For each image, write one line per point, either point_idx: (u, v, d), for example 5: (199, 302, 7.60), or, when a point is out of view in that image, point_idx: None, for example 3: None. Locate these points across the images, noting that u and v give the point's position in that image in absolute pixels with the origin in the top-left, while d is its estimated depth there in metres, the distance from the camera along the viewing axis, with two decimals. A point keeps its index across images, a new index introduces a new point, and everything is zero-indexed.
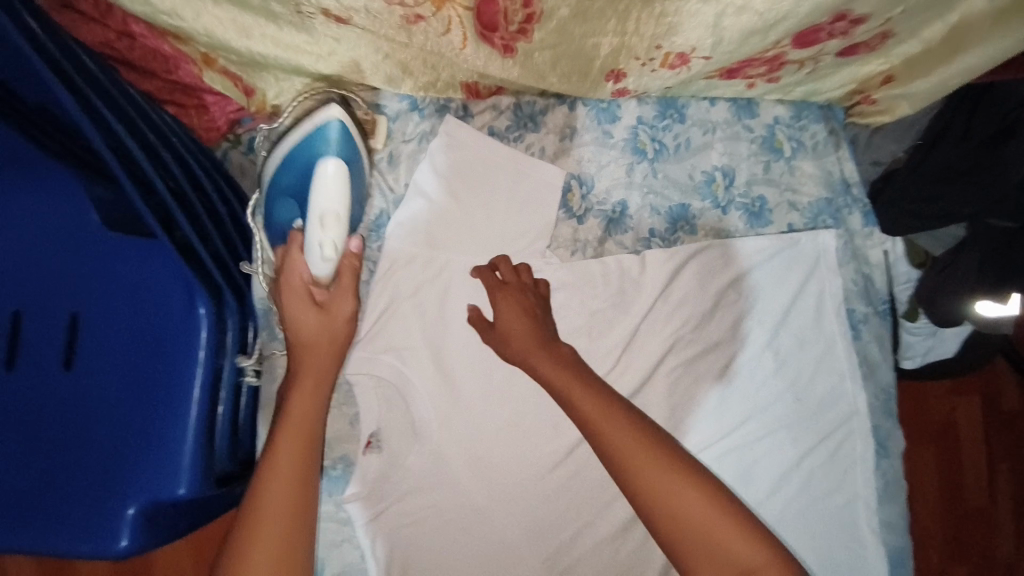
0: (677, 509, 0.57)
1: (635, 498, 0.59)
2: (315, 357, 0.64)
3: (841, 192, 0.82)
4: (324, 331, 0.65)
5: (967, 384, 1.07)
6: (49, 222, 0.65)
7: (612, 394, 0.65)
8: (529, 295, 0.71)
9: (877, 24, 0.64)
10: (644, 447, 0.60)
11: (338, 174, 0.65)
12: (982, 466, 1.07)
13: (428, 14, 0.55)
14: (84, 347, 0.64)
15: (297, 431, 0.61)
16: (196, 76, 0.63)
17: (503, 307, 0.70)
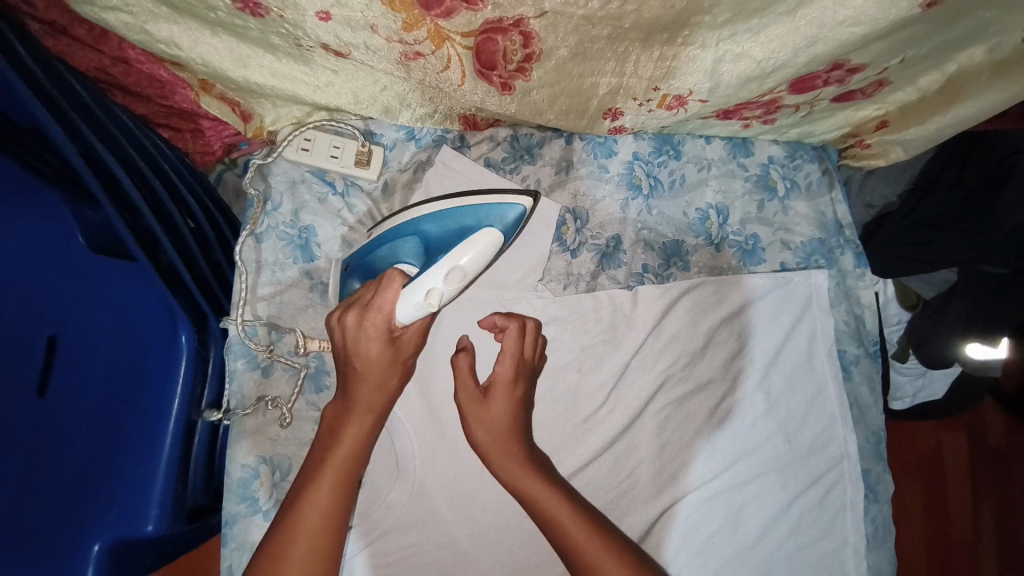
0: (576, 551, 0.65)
1: (560, 543, 0.66)
2: (364, 399, 0.63)
3: (834, 233, 0.82)
4: (379, 373, 0.63)
5: (952, 426, 1.07)
6: (31, 242, 0.63)
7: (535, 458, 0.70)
8: (527, 372, 0.73)
9: (873, 73, 0.65)
10: (587, 534, 0.65)
11: (487, 254, 0.59)
12: (968, 510, 1.06)
13: (428, 52, 0.54)
14: (59, 373, 0.63)
15: (336, 475, 0.61)
16: (193, 101, 0.63)
17: (499, 371, 0.72)
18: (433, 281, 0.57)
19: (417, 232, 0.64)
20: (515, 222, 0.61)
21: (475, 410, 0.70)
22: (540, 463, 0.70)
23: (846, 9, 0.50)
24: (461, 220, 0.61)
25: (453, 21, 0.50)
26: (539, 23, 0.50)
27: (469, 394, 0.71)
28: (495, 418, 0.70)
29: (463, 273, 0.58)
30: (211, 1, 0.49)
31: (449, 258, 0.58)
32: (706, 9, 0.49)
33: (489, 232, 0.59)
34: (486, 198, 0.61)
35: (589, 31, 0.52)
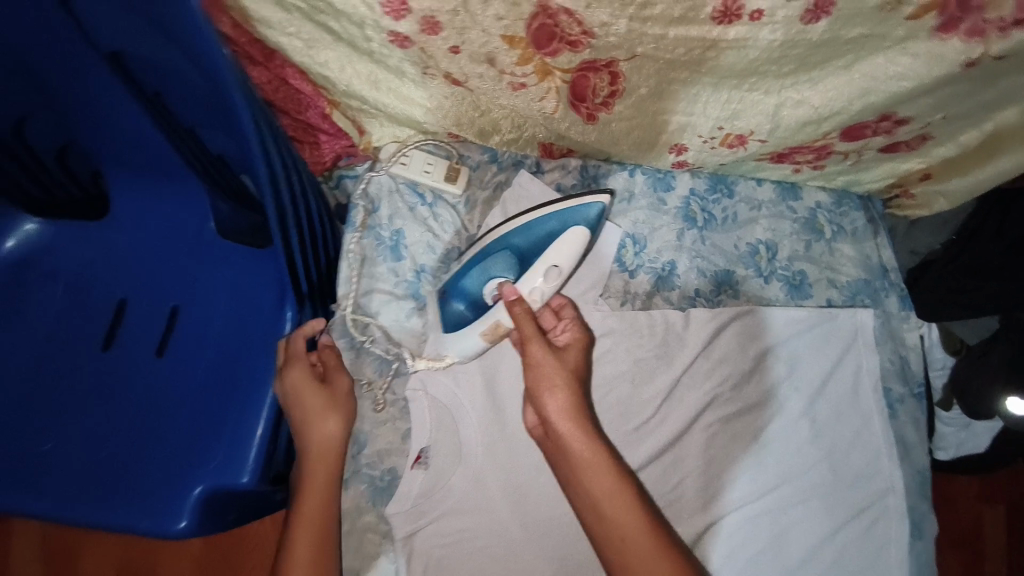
0: (633, 555, 0.61)
1: (588, 515, 0.64)
2: (317, 462, 0.68)
3: (878, 277, 0.87)
4: (326, 437, 0.68)
5: (998, 486, 1.05)
6: (168, 227, 0.76)
7: (585, 409, 0.67)
8: (586, 331, 0.74)
9: (918, 127, 0.72)
10: (633, 518, 0.63)
11: (577, 249, 0.71)
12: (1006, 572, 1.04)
13: (530, 83, 0.64)
14: (175, 338, 0.73)
15: (314, 527, 0.66)
16: (324, 115, 0.75)
17: (567, 337, 0.73)
18: (533, 284, 0.71)
19: (508, 247, 0.73)
20: (597, 217, 0.72)
21: (549, 367, 0.67)
22: (588, 416, 0.67)
23: (896, 66, 0.58)
24: (548, 228, 0.72)
25: (557, 60, 0.59)
26: (627, 66, 0.59)
27: (544, 356, 0.68)
28: (568, 376, 0.67)
29: (559, 269, 0.71)
30: (369, 34, 0.59)
31: (546, 260, 0.71)
32: (776, 60, 0.57)
33: (578, 227, 0.71)
34: (568, 203, 0.72)
35: (668, 75, 0.60)
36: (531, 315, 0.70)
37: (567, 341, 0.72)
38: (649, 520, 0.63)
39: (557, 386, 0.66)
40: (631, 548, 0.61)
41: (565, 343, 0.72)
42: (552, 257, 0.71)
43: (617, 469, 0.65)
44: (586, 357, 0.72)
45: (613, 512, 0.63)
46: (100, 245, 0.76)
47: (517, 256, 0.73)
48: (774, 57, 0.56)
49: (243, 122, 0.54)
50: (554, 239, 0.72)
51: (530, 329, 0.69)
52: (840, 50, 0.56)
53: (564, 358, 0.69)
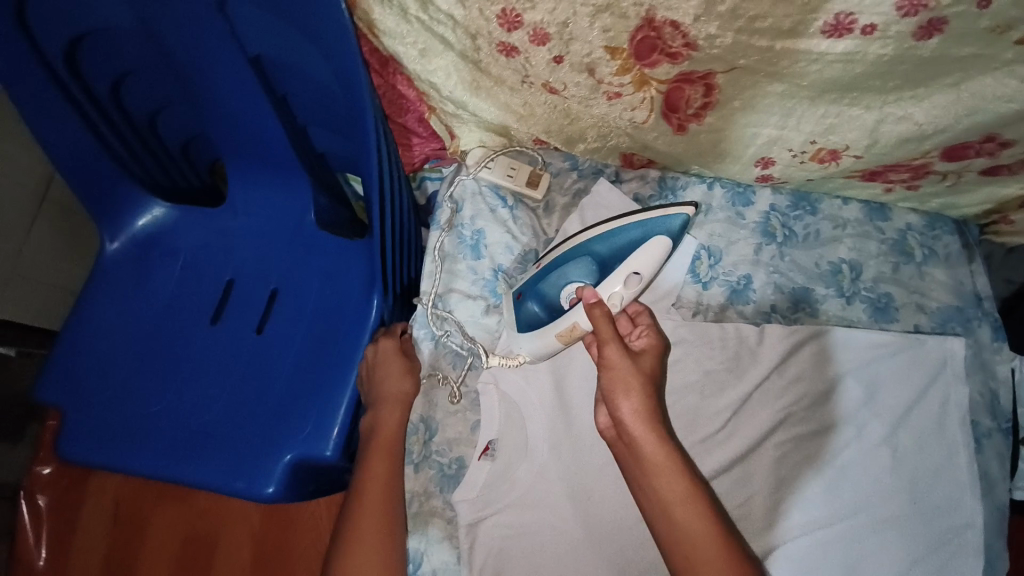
0: (699, 560, 0.60)
1: (657, 517, 0.64)
2: (388, 399, 0.73)
3: (972, 304, 0.82)
4: (396, 383, 0.74)
5: None
6: (274, 218, 0.83)
7: (658, 412, 0.68)
8: (662, 339, 0.74)
9: (1021, 151, 0.68)
10: (704, 524, 0.62)
11: (658, 257, 0.71)
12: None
13: (626, 93, 0.66)
14: (272, 318, 0.80)
15: (383, 459, 0.70)
16: (422, 119, 0.81)
17: (643, 342, 0.72)
18: (613, 288, 0.72)
19: (588, 253, 0.74)
20: (681, 228, 0.70)
21: (624, 369, 0.67)
22: (662, 421, 0.68)
23: (1003, 87, 0.56)
24: (632, 235, 0.71)
25: (655, 70, 0.61)
26: (724, 78, 0.60)
27: (621, 357, 0.68)
28: (644, 380, 0.68)
29: (638, 276, 0.72)
30: (479, 43, 0.63)
31: (627, 266, 0.71)
32: (881, 75, 0.56)
33: (660, 238, 0.70)
34: (653, 212, 0.71)
35: (766, 88, 0.61)
36: (611, 318, 0.69)
37: (643, 345, 0.72)
38: (718, 528, 0.62)
39: (632, 389, 0.67)
40: (698, 554, 0.61)
41: (642, 348, 0.72)
42: (632, 264, 0.71)
43: (689, 475, 0.64)
44: (661, 363, 0.71)
45: (682, 517, 0.63)
46: (216, 230, 0.85)
47: (598, 263, 0.74)
48: (880, 72, 0.56)
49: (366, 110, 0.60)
50: (637, 247, 0.71)
51: (607, 331, 0.69)
52: (952, 67, 0.55)
53: (639, 362, 0.69)
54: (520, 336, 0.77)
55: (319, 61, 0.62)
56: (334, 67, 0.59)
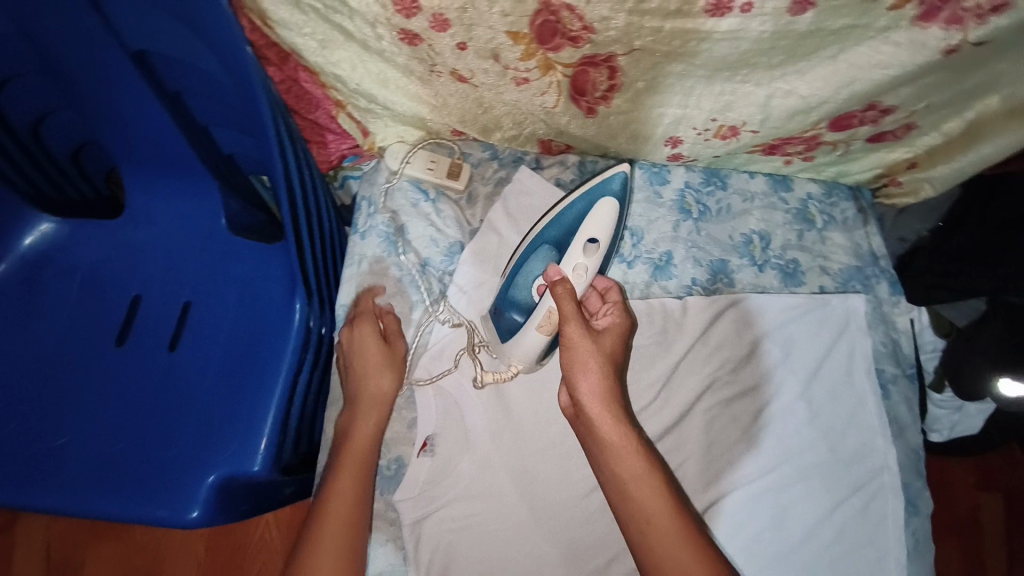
0: (656, 534, 0.63)
1: (615, 495, 0.66)
2: (364, 397, 0.73)
3: (869, 263, 0.90)
4: (376, 377, 0.74)
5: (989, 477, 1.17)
6: (180, 227, 0.78)
7: (619, 399, 0.70)
8: (628, 318, 0.75)
9: (902, 115, 0.74)
10: (662, 505, 0.64)
11: (610, 218, 0.71)
12: (971, 506, 1.16)
13: (534, 78, 0.66)
14: (186, 335, 0.75)
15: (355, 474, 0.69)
16: (331, 116, 0.78)
17: (608, 320, 0.75)
18: (574, 260, 0.72)
19: (545, 239, 0.75)
20: (622, 188, 0.72)
21: (584, 347, 0.70)
22: (624, 407, 0.70)
23: (879, 55, 0.60)
24: (578, 209, 0.73)
25: (559, 55, 0.62)
26: (626, 60, 0.62)
27: (584, 339, 0.70)
28: (606, 362, 0.70)
29: (596, 242, 0.71)
30: (380, 32, 0.62)
31: (582, 235, 0.71)
32: (765, 52, 0.60)
33: (607, 201, 0.71)
34: (591, 181, 0.73)
35: (665, 68, 0.63)
36: (570, 289, 0.70)
37: (609, 324, 0.74)
38: (673, 502, 0.65)
39: (589, 368, 0.69)
40: (656, 528, 0.63)
41: (605, 327, 0.74)
42: (587, 231, 0.71)
43: (647, 455, 0.67)
44: (624, 347, 0.73)
45: (641, 494, 0.65)
46: (119, 243, 0.79)
47: (555, 243, 0.74)
48: (764, 48, 0.59)
49: (260, 101, 0.57)
50: (586, 213, 0.72)
51: (569, 309, 0.69)
52: (826, 40, 0.59)
53: (601, 342, 0.71)
54: (508, 345, 0.75)
55: (209, 59, 0.58)
56: (225, 59, 0.56)
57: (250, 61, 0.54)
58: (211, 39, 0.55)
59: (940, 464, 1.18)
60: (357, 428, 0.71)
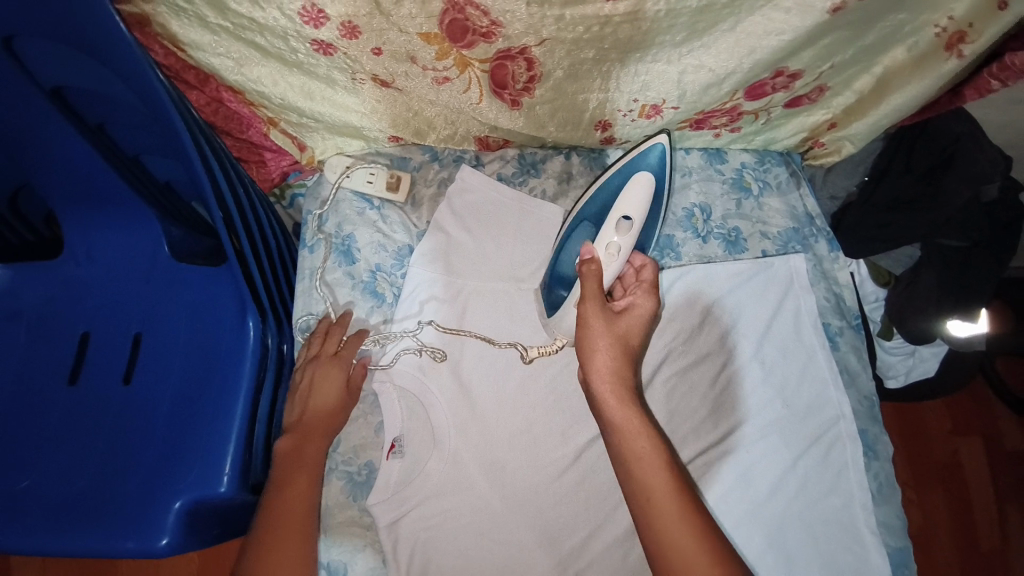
0: (657, 513, 0.63)
1: (622, 472, 0.66)
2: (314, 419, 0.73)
3: (807, 223, 0.93)
4: (329, 402, 0.75)
5: (964, 424, 1.22)
6: (122, 257, 0.78)
7: (627, 379, 0.69)
8: (653, 299, 0.75)
9: (811, 78, 0.78)
10: (665, 485, 0.64)
11: (644, 192, 0.70)
12: (951, 450, 1.20)
13: (453, 76, 0.69)
14: (140, 366, 0.75)
15: (306, 483, 0.69)
16: (263, 134, 0.79)
17: (628, 301, 0.75)
18: (607, 237, 0.72)
19: (585, 218, 0.77)
20: (659, 162, 0.71)
21: (599, 325, 0.71)
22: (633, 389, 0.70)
23: (772, 22, 0.64)
24: (614, 184, 0.74)
25: (474, 51, 0.65)
26: (539, 50, 0.65)
27: (599, 320, 0.71)
28: (617, 342, 0.71)
29: (629, 220, 0.71)
30: (294, 45, 0.64)
31: (615, 212, 0.72)
32: (667, 30, 0.63)
33: (641, 174, 0.71)
34: (627, 156, 0.73)
35: (579, 55, 0.66)
36: (596, 270, 0.71)
37: (630, 304, 0.75)
38: (675, 483, 0.65)
39: (601, 347, 0.70)
40: (656, 507, 0.63)
41: (625, 307, 0.75)
42: (620, 209, 0.72)
43: (655, 436, 0.67)
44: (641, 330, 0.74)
45: (644, 471, 0.65)
46: (60, 283, 0.78)
47: (594, 220, 0.75)
48: (664, 26, 0.62)
49: (174, 121, 0.58)
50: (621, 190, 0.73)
51: (592, 288, 0.72)
52: (721, 14, 0.63)
53: (615, 323, 0.72)
54: (554, 320, 0.78)
55: (122, 87, 0.60)
56: (136, 83, 0.57)
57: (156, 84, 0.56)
58: (119, 65, 0.56)
59: (915, 412, 1.22)
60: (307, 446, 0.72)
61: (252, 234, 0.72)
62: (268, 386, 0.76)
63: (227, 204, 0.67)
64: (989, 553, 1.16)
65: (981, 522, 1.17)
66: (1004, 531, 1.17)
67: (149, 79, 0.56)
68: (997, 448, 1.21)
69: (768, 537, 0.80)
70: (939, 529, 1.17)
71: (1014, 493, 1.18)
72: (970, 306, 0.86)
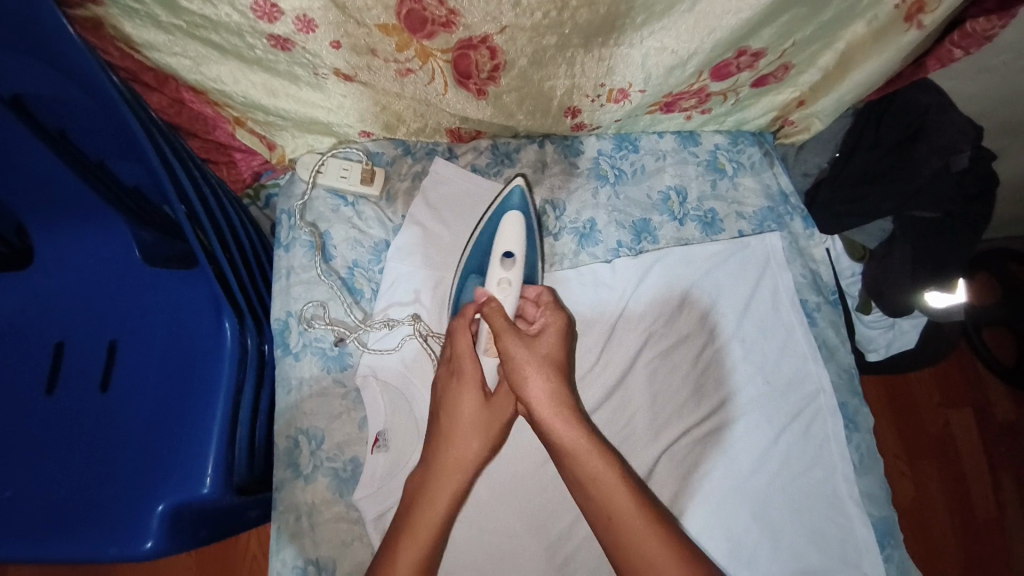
0: (624, 530, 0.64)
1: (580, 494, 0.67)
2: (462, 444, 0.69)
3: (781, 201, 0.93)
4: (474, 428, 0.70)
5: (954, 394, 1.23)
6: (94, 266, 0.78)
7: (571, 402, 0.69)
8: (565, 313, 0.76)
9: (775, 56, 0.78)
10: (629, 504, 0.65)
11: (517, 227, 0.78)
12: (942, 422, 1.22)
13: (416, 68, 0.69)
14: (117, 373, 0.76)
15: (434, 522, 0.65)
16: (230, 134, 0.79)
17: (546, 322, 0.74)
18: (496, 276, 0.76)
19: (470, 271, 0.80)
20: (522, 200, 0.81)
21: (523, 353, 0.70)
22: (577, 413, 0.69)
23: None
24: (489, 232, 0.80)
25: (434, 41, 0.65)
26: (501, 39, 0.65)
27: (524, 348, 0.70)
28: (547, 365, 0.70)
29: (511, 256, 0.77)
30: (250, 42, 0.64)
31: (497, 252, 0.77)
32: (626, 12, 0.63)
33: (511, 214, 0.79)
34: (494, 203, 0.81)
35: (541, 42, 0.66)
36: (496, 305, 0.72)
37: (544, 324, 0.74)
38: (637, 499, 0.65)
39: (533, 373, 0.69)
40: (619, 524, 0.64)
41: (541, 328, 0.74)
42: (501, 247, 0.78)
43: (604, 453, 0.67)
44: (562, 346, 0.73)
45: (603, 492, 0.65)
46: (30, 295, 0.78)
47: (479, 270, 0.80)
48: (622, 9, 0.63)
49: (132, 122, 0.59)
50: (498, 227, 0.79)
51: (501, 323, 0.71)
52: None
53: (536, 346, 0.71)
54: None
55: (77, 92, 0.59)
56: (90, 85, 0.56)
57: (110, 87, 0.55)
58: (71, 69, 0.55)
59: (903, 383, 1.24)
60: (444, 478, 0.67)
61: (223, 235, 0.72)
62: (246, 387, 0.76)
63: (194, 206, 0.67)
64: (984, 521, 1.17)
65: (975, 489, 1.19)
66: (998, 498, 1.19)
67: (104, 86, 0.56)
68: (987, 418, 1.22)
69: (753, 512, 0.81)
70: (934, 500, 1.18)
71: (1005, 461, 1.20)
72: (947, 275, 0.86)
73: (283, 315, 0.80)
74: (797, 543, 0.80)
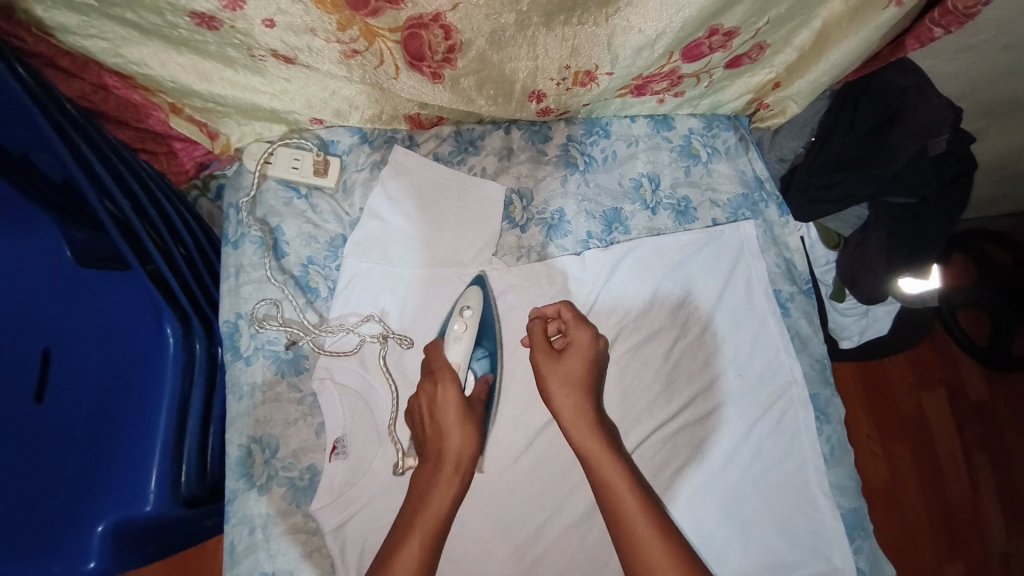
0: (650, 555, 0.65)
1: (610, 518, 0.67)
2: (448, 459, 0.69)
3: (755, 188, 0.90)
4: (460, 438, 0.70)
5: (927, 376, 1.24)
6: (23, 267, 0.72)
7: (600, 420, 0.72)
8: (588, 330, 0.76)
9: (749, 36, 0.75)
10: (651, 529, 0.66)
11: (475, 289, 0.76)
12: (913, 402, 1.22)
13: (362, 49, 0.65)
14: (52, 384, 0.71)
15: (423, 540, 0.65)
16: (163, 122, 0.73)
17: (571, 337, 0.75)
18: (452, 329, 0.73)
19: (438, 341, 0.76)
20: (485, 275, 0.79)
21: (552, 370, 0.73)
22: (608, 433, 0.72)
23: None
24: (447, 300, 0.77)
25: (379, 19, 0.60)
26: (455, 16, 0.60)
27: (549, 363, 0.73)
28: (573, 381, 0.72)
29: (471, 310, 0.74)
30: (172, 20, 0.60)
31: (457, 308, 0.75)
32: None
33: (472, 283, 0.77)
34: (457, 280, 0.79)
35: (498, 20, 0.61)
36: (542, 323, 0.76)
37: (569, 341, 0.75)
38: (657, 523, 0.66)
39: (563, 388, 0.72)
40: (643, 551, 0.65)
41: (564, 346, 0.75)
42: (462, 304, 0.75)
43: (631, 481, 0.68)
44: (591, 365, 0.75)
45: (627, 520, 0.66)
46: None
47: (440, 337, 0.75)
48: None
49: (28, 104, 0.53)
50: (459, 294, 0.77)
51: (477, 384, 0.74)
52: None
53: (559, 364, 0.73)
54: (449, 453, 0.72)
55: None
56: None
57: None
58: None
59: (876, 366, 1.24)
60: (434, 492, 0.67)
61: (160, 233, 0.67)
62: (195, 394, 0.73)
63: (117, 199, 0.61)
64: (954, 496, 1.19)
65: (947, 469, 1.20)
66: (970, 478, 1.20)
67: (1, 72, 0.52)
68: (959, 398, 1.23)
69: (724, 508, 0.79)
70: (907, 481, 1.19)
71: (976, 438, 1.22)
72: (920, 260, 0.85)
73: (232, 315, 0.75)
74: (768, 536, 0.79)
